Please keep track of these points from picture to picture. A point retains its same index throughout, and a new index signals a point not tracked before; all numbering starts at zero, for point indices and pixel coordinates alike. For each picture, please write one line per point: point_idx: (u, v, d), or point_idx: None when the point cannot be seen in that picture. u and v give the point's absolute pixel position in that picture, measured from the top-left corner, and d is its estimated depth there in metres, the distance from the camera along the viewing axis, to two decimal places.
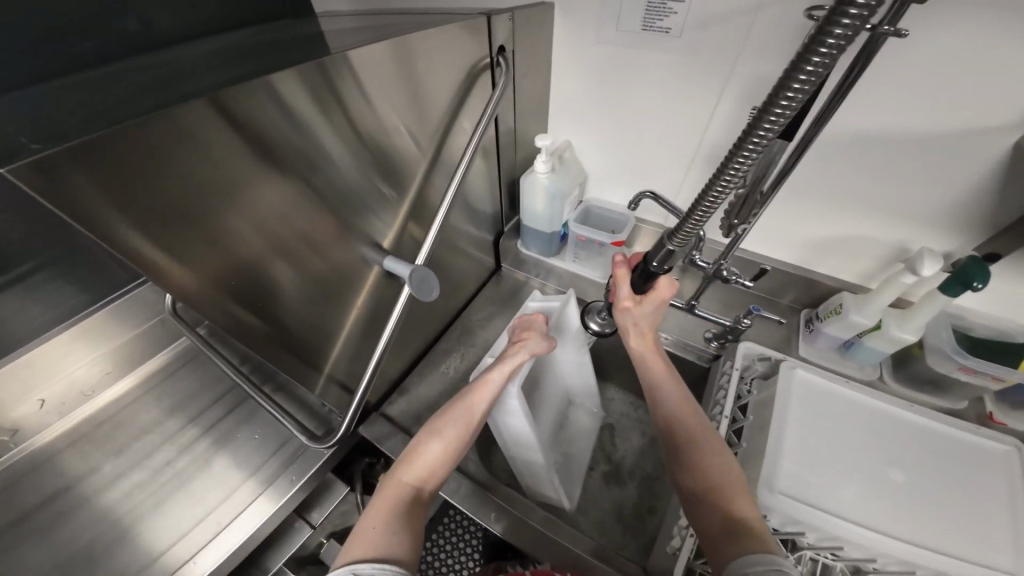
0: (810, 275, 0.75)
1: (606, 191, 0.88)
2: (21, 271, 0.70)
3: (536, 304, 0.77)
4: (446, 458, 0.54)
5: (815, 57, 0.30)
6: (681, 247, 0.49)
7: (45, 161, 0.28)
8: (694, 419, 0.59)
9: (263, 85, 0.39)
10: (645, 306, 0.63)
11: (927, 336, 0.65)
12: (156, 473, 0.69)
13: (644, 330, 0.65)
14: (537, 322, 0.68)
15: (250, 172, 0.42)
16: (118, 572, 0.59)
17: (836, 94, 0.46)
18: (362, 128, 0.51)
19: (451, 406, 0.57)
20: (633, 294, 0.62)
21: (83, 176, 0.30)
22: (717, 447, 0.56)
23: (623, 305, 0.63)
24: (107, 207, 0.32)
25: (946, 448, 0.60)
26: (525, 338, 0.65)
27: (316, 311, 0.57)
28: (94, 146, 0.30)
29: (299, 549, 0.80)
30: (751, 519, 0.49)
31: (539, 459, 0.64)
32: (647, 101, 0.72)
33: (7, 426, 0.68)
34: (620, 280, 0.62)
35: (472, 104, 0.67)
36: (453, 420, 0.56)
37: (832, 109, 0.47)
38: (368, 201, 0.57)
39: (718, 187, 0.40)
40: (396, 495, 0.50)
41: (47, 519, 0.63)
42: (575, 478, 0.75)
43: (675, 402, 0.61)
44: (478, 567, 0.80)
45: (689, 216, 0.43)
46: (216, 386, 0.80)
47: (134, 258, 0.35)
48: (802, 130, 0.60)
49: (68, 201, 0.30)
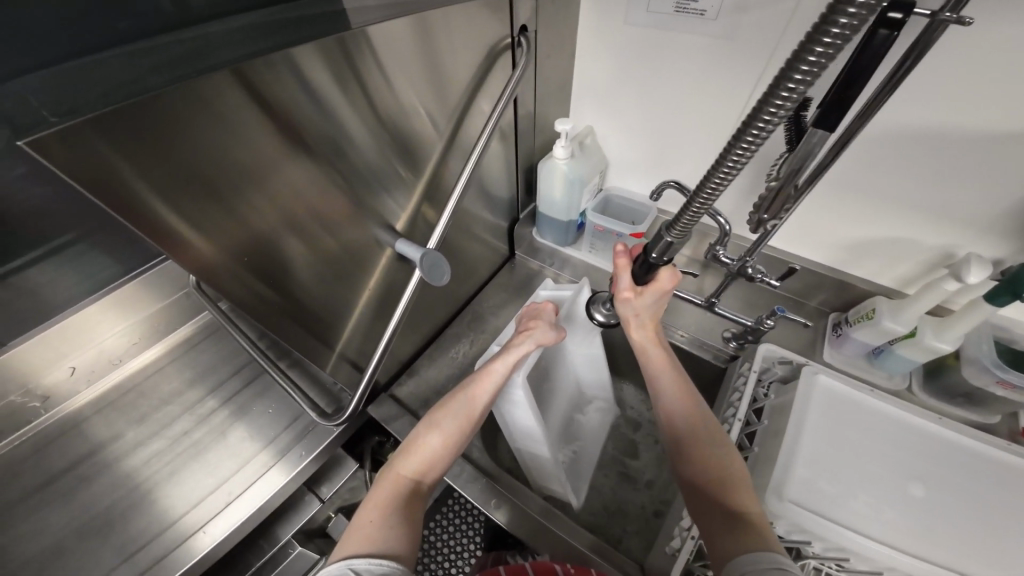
0: (841, 277, 0.71)
1: (627, 179, 0.85)
2: (65, 241, 0.70)
3: (549, 293, 0.75)
4: (446, 445, 0.54)
5: (825, 40, 0.26)
6: (680, 238, 0.45)
7: (64, 132, 0.28)
8: (698, 415, 0.57)
9: (285, 60, 0.39)
10: (646, 296, 0.59)
11: (965, 346, 0.61)
12: (174, 442, 0.71)
13: (646, 321, 0.62)
14: (545, 312, 0.67)
15: (268, 145, 0.41)
16: (137, 534, 0.62)
17: (886, 85, 0.42)
18: (380, 105, 0.50)
19: (454, 397, 0.57)
20: (633, 285, 0.58)
21: (103, 149, 0.30)
22: (721, 443, 0.54)
23: (623, 296, 0.59)
24: (126, 180, 0.32)
25: (974, 465, 0.56)
26: (532, 327, 0.63)
27: (328, 291, 0.57)
28: (113, 118, 0.30)
29: (308, 523, 0.84)
30: (756, 518, 0.47)
31: (545, 454, 0.63)
32: (676, 87, 0.68)
33: (38, 392, 0.72)
34: (623, 272, 0.58)
35: (491, 86, 0.64)
36: (453, 414, 0.56)
37: (879, 103, 0.43)
38: (384, 181, 0.56)
39: (718, 176, 0.35)
40: (395, 489, 0.51)
41: (72, 483, 0.66)
42: (581, 475, 0.74)
43: (677, 397, 0.59)
44: (479, 550, 0.81)
45: (689, 205, 0.39)
46: (233, 360, 0.82)
47: (151, 232, 0.35)
48: (845, 122, 0.56)
49: (87, 174, 0.30)
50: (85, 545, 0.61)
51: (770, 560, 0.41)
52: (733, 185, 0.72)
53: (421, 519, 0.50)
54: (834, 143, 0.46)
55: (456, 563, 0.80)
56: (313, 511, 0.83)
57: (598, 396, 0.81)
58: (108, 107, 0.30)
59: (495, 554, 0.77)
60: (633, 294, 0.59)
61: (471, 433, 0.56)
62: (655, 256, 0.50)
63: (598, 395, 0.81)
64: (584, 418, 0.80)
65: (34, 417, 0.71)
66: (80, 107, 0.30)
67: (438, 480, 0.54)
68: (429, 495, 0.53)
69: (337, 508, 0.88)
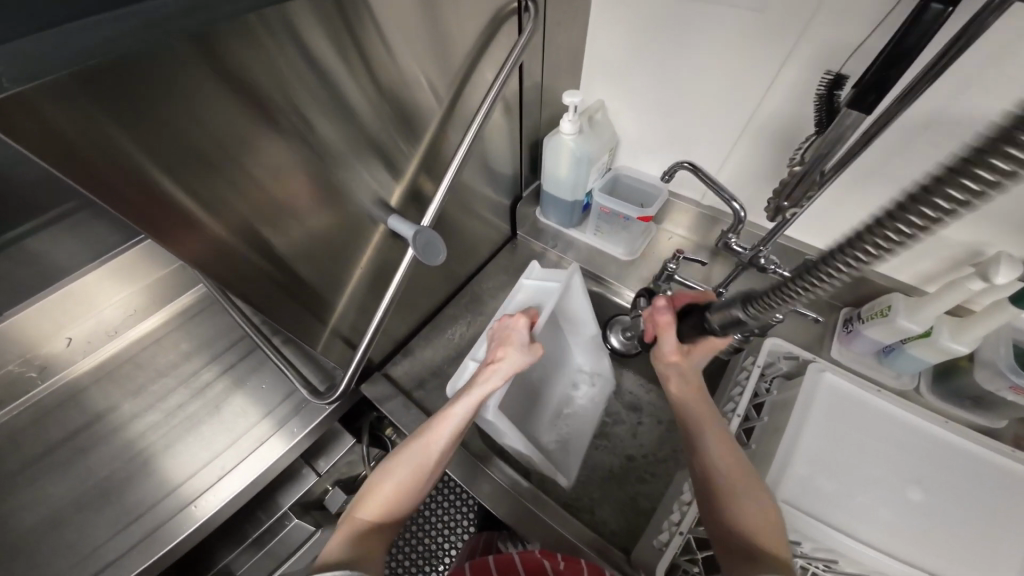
0: (858, 271, 0.68)
1: (638, 158, 0.81)
2: (65, 210, 0.71)
3: (535, 281, 0.72)
4: (398, 491, 0.51)
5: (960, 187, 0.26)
6: (754, 319, 0.44)
7: (36, 98, 0.27)
8: (736, 463, 0.51)
9: (277, 12, 0.35)
10: (693, 357, 0.58)
11: (981, 349, 0.58)
12: (168, 415, 0.71)
13: (691, 378, 0.59)
14: (517, 327, 0.61)
15: (265, 109, 0.38)
16: (134, 504, 0.62)
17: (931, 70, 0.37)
18: (377, 71, 0.46)
19: (413, 439, 0.54)
20: (678, 347, 0.58)
21: (86, 112, 0.29)
22: (755, 495, 0.48)
23: (669, 358, 0.59)
24: (118, 153, 0.31)
25: (975, 471, 0.55)
26: (500, 356, 0.59)
27: (322, 268, 0.55)
28: (96, 77, 0.28)
29: (305, 495, 0.85)
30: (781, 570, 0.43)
31: (518, 443, 0.62)
32: (697, 61, 0.63)
33: (36, 362, 0.71)
34: (666, 331, 0.58)
35: (495, 53, 0.60)
36: (406, 460, 0.52)
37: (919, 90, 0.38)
38: (382, 155, 0.53)
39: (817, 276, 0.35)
40: (348, 532, 0.49)
41: (67, 454, 0.66)
42: (574, 453, 0.72)
43: (716, 443, 0.53)
44: (472, 527, 0.83)
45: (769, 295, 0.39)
46: (229, 333, 0.81)
47: (139, 216, 0.34)
48: (881, 106, 0.52)
49: (73, 136, 0.29)
50: (83, 515, 0.61)
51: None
52: (752, 169, 0.68)
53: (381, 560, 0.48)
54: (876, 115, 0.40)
55: (449, 538, 0.83)
56: (310, 484, 0.85)
57: (592, 371, 0.77)
58: (71, 66, 0.27)
59: (486, 536, 0.78)
60: (680, 356, 0.58)
61: (427, 478, 0.53)
62: (717, 326, 0.49)
63: (591, 369, 0.77)
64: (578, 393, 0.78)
65: (32, 386, 0.71)
66: (38, 61, 0.26)
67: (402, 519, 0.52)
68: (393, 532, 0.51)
69: (335, 482, 0.89)
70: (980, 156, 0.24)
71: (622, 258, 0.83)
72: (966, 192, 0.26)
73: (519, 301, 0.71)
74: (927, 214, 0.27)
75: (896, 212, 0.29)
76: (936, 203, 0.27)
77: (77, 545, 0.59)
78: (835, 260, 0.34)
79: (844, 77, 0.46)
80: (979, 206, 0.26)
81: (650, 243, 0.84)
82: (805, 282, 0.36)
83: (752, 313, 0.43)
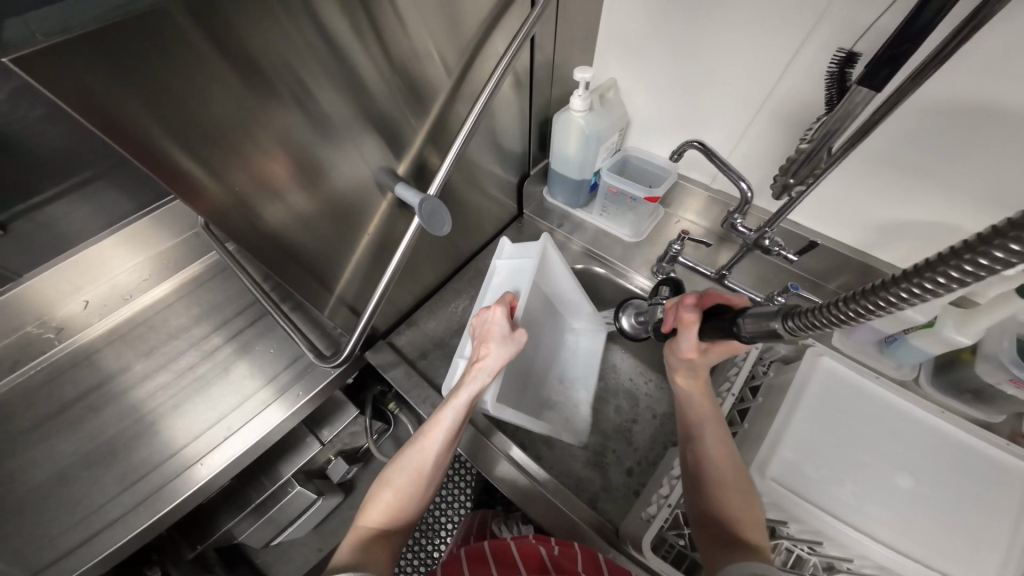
0: (866, 259, 0.68)
1: (648, 139, 0.80)
2: (83, 177, 0.70)
3: (509, 260, 0.72)
4: (398, 499, 0.52)
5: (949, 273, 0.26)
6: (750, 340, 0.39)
7: (52, 62, 0.27)
8: (730, 460, 0.51)
9: None
10: (708, 356, 0.53)
11: (984, 341, 0.57)
12: (178, 376, 0.73)
13: (698, 372, 0.56)
14: (495, 320, 0.58)
15: (271, 72, 0.38)
16: (144, 459, 0.65)
17: (942, 49, 0.36)
18: (388, 38, 0.46)
19: (406, 448, 0.54)
20: (696, 346, 0.51)
21: (96, 75, 0.29)
22: (743, 492, 0.49)
23: (685, 355, 0.53)
24: (131, 119, 0.32)
25: (966, 463, 0.55)
26: (483, 354, 0.56)
27: (332, 234, 0.55)
28: (105, 35, 0.28)
29: (308, 461, 0.88)
30: (768, 561, 0.45)
31: (532, 425, 0.66)
32: (713, 41, 0.62)
33: (53, 324, 0.74)
34: (688, 329, 0.50)
35: (505, 25, 0.59)
36: (403, 468, 0.53)
37: (930, 70, 0.37)
38: (392, 126, 0.53)
39: (794, 323, 0.32)
40: (354, 540, 0.50)
41: (81, 413, 0.69)
42: (579, 410, 0.77)
43: (714, 445, 0.52)
44: (469, 502, 0.92)
45: (755, 321, 0.37)
46: (239, 300, 0.82)
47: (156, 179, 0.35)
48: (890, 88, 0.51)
49: (88, 98, 0.29)
50: (93, 471, 0.64)
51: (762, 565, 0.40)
52: (763, 154, 0.67)
53: (388, 565, 0.49)
54: (882, 102, 0.41)
55: (449, 511, 0.92)
56: (313, 452, 0.86)
57: (587, 324, 0.82)
58: (100, 23, 0.28)
59: (480, 517, 0.82)
60: (695, 353, 0.52)
61: (427, 483, 0.53)
62: (745, 334, 0.38)
63: (587, 324, 0.82)
64: (576, 349, 0.82)
65: (48, 347, 0.73)
66: (72, 14, 0.27)
67: (409, 522, 0.53)
68: (403, 532, 0.52)
69: (337, 451, 0.92)
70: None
71: (626, 239, 0.83)
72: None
73: (496, 283, 0.71)
74: (996, 257, 0.24)
75: (969, 249, 0.25)
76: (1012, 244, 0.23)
77: (84, 501, 0.61)
78: (893, 289, 0.27)
79: (858, 54, 0.45)
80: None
81: (656, 226, 0.83)
82: (851, 312, 0.28)
83: (791, 332, 0.33)
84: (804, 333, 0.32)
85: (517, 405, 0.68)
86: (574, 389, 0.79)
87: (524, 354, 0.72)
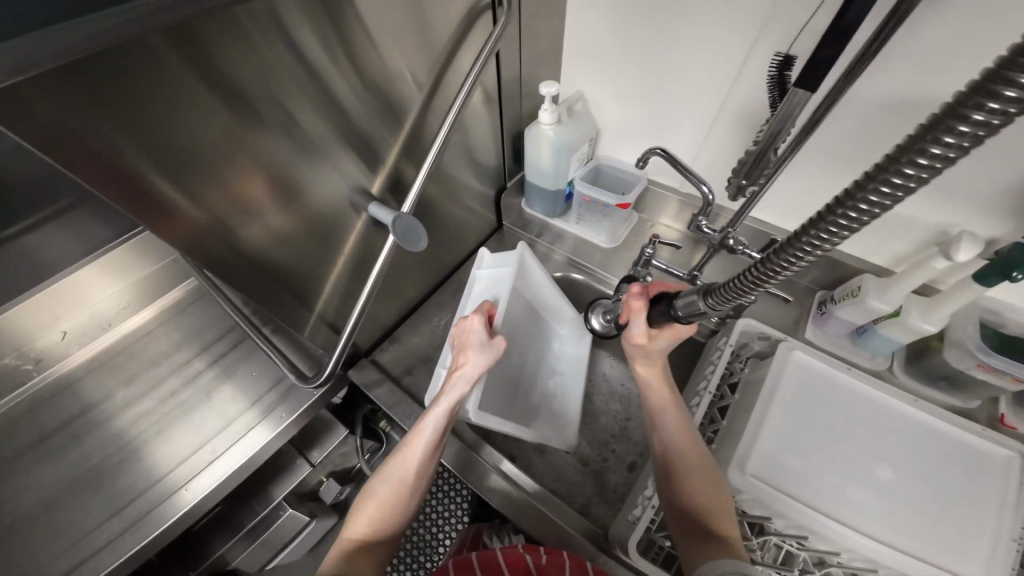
0: (833, 254, 0.69)
1: (619, 148, 0.82)
2: (60, 207, 0.71)
3: (489, 270, 0.73)
4: (381, 511, 0.51)
5: (841, 220, 0.31)
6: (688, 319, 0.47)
7: (27, 91, 0.28)
8: (694, 446, 0.53)
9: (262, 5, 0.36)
10: (658, 341, 0.56)
11: (951, 329, 0.59)
12: (162, 402, 0.72)
13: (655, 359, 0.58)
14: (473, 328, 0.59)
15: (247, 96, 0.39)
16: (128, 486, 0.64)
17: (872, 44, 0.37)
18: (360, 61, 0.47)
19: (388, 461, 0.54)
20: (647, 331, 0.55)
21: (72, 103, 0.30)
22: (711, 478, 0.51)
23: (636, 341, 0.56)
24: (107, 144, 0.32)
25: (944, 450, 0.56)
26: (461, 362, 0.57)
27: (309, 253, 0.56)
28: (76, 67, 0.29)
29: (299, 485, 0.87)
30: (739, 551, 0.46)
31: (523, 433, 0.66)
32: (672, 52, 0.64)
33: (32, 355, 0.73)
34: (637, 316, 0.55)
35: (472, 44, 0.61)
36: (387, 478, 0.53)
37: (866, 61, 0.38)
38: (365, 147, 0.54)
39: (725, 296, 0.39)
40: (336, 553, 0.50)
41: (62, 441, 0.68)
42: (567, 417, 0.76)
43: (677, 432, 0.55)
44: (466, 517, 0.91)
45: (691, 302, 0.44)
46: (220, 323, 0.82)
47: (128, 205, 0.35)
48: (826, 85, 0.52)
49: (60, 123, 0.30)
50: (78, 498, 0.63)
51: (738, 567, 0.42)
52: (725, 157, 0.70)
53: None
54: (822, 100, 0.42)
55: (444, 529, 0.91)
56: (305, 473, 0.85)
57: (571, 331, 0.82)
58: (60, 59, 0.27)
59: (475, 529, 0.83)
60: (647, 340, 0.56)
61: (410, 495, 0.53)
62: (682, 316, 0.46)
63: (571, 330, 0.82)
64: (562, 356, 0.82)
65: (26, 378, 0.72)
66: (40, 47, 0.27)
67: (394, 536, 0.52)
68: (389, 547, 0.52)
69: (328, 472, 0.91)
70: (960, 106, 0.25)
71: (603, 246, 0.84)
72: (944, 149, 0.26)
73: (477, 293, 0.72)
74: (908, 173, 0.28)
75: (839, 205, 0.31)
76: (918, 159, 0.27)
77: (71, 529, 0.60)
78: (793, 248, 0.33)
79: (795, 57, 0.49)
80: (957, 161, 0.27)
81: (632, 230, 0.85)
82: (759, 275, 0.36)
83: (711, 307, 0.42)
84: (726, 305, 0.40)
85: (504, 413, 0.68)
86: (561, 396, 0.78)
87: (509, 361, 0.72)
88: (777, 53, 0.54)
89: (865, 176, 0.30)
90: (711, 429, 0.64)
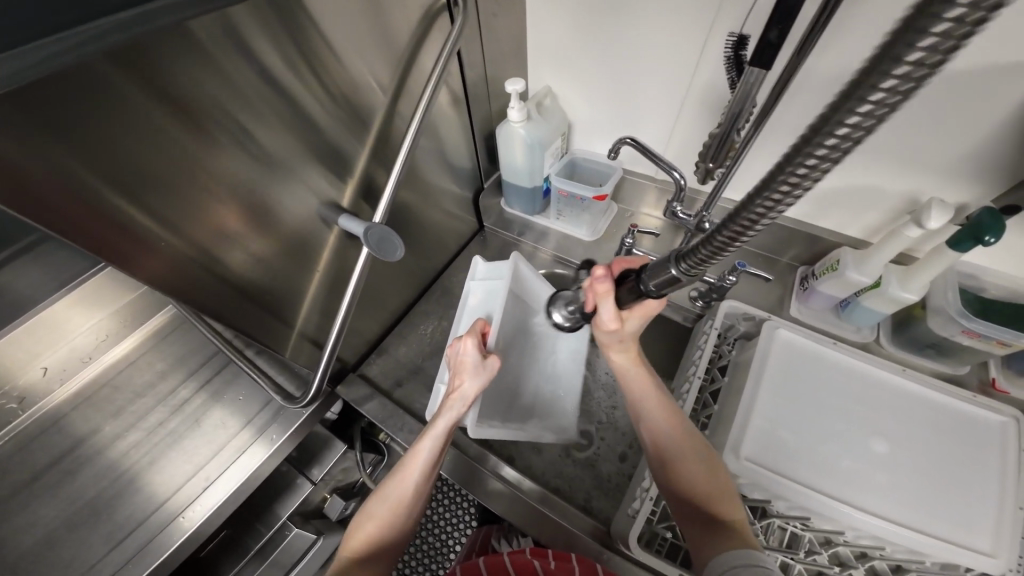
0: (810, 231, 0.70)
1: (592, 141, 0.82)
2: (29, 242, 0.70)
3: (482, 280, 0.72)
4: (381, 528, 0.50)
5: (761, 208, 0.27)
6: (660, 292, 0.42)
7: None
8: (684, 430, 0.53)
9: (225, 28, 0.36)
10: (629, 323, 0.55)
11: (932, 296, 0.60)
12: (151, 432, 0.71)
13: (629, 345, 0.58)
14: (466, 351, 0.56)
15: (214, 115, 0.39)
16: (122, 521, 0.62)
17: (817, 21, 0.36)
18: (319, 73, 0.46)
19: (386, 479, 0.53)
20: (617, 315, 0.53)
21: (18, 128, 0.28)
22: (708, 461, 0.51)
23: (609, 325, 0.54)
24: (65, 170, 0.31)
25: (939, 421, 0.56)
26: (457, 385, 0.55)
27: (284, 271, 0.55)
28: (26, 93, 0.28)
29: (302, 505, 0.85)
30: (746, 539, 0.46)
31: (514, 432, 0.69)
32: (633, 41, 0.64)
33: (15, 393, 0.72)
34: (606, 299, 0.51)
35: (432, 47, 0.60)
36: (385, 496, 0.52)
37: (813, 39, 0.37)
38: (332, 160, 0.53)
39: (689, 263, 0.35)
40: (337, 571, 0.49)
41: (55, 478, 0.66)
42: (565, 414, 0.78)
43: (662, 418, 0.55)
44: (473, 522, 0.91)
45: (658, 268, 0.39)
46: (202, 349, 0.80)
47: (89, 239, 0.34)
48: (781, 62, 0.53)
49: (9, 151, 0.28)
50: (76, 533, 0.61)
51: (753, 558, 0.42)
52: (695, 142, 0.70)
53: None
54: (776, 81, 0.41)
55: (453, 536, 0.90)
56: (307, 492, 0.84)
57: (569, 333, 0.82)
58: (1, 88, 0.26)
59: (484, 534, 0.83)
60: (619, 322, 0.54)
61: (411, 510, 0.52)
62: (653, 289, 0.42)
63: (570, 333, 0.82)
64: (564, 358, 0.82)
65: (12, 418, 0.71)
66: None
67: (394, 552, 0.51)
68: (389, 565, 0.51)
69: (331, 489, 0.90)
70: (866, 77, 0.21)
71: (584, 239, 0.84)
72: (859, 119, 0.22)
73: (472, 306, 0.71)
74: (829, 148, 0.23)
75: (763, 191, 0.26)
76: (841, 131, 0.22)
77: (73, 564, 0.59)
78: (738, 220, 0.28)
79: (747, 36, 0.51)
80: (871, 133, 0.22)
81: (612, 222, 0.86)
82: (710, 248, 0.31)
83: (687, 272, 0.36)
84: (697, 269, 0.36)
85: (501, 416, 0.68)
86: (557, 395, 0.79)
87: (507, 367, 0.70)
88: (729, 35, 0.54)
89: (787, 153, 0.25)
90: (704, 414, 0.65)
